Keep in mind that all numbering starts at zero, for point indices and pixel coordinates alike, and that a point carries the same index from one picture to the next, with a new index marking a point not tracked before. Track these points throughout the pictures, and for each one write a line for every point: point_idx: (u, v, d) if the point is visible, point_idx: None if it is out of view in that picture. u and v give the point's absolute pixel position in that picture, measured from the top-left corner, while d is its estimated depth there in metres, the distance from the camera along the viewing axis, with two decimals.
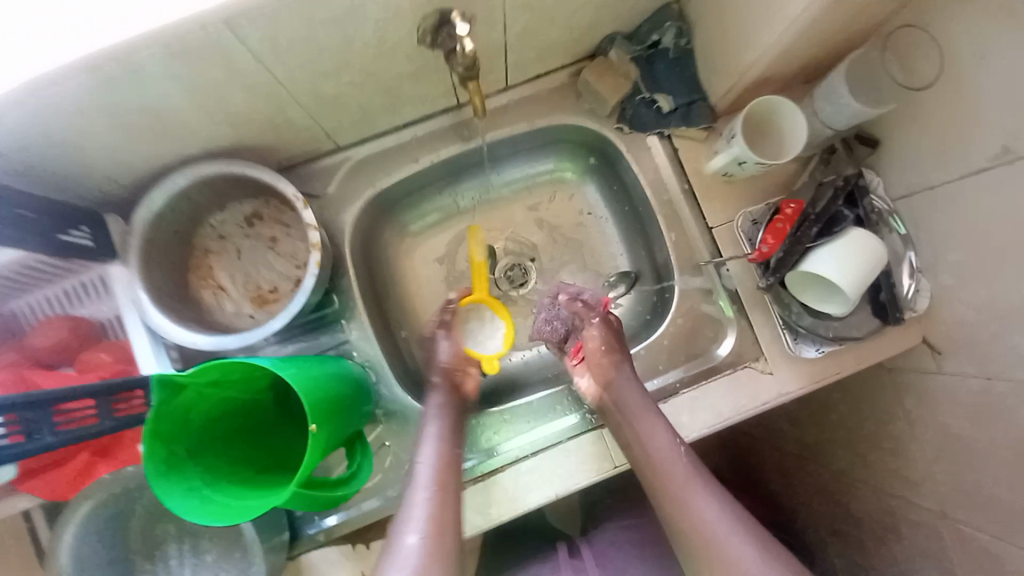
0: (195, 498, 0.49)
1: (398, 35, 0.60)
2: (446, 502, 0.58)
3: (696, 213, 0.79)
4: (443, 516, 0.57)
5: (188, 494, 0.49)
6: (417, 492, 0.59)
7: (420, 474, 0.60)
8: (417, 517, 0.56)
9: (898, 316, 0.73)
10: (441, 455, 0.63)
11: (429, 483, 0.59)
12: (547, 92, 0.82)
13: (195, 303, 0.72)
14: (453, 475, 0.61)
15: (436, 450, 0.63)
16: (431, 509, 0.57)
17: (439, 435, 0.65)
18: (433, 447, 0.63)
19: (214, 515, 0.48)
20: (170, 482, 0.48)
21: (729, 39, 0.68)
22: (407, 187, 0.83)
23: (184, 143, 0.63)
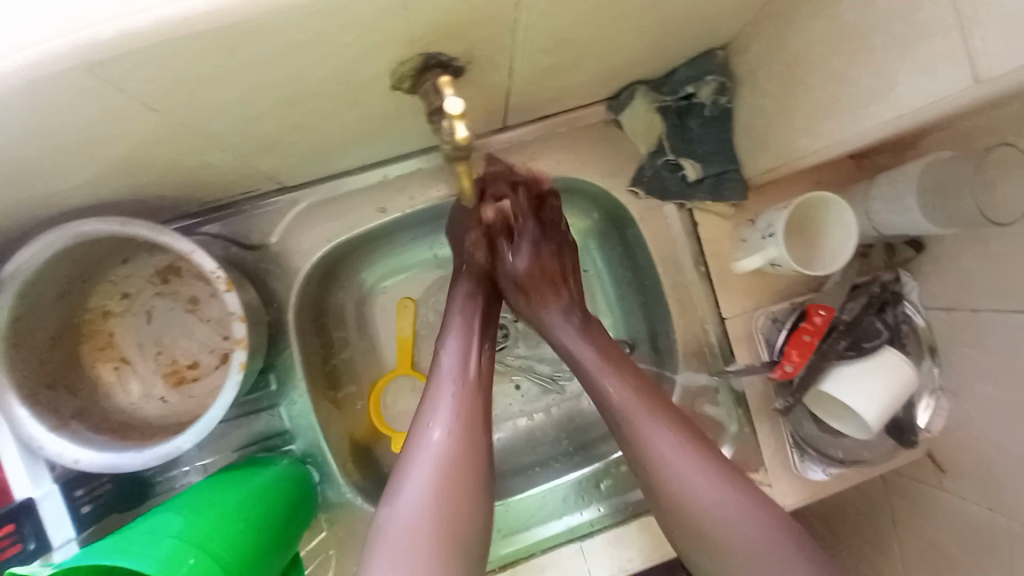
0: None
1: (365, 82, 0.43)
2: (470, 430, 0.52)
3: (711, 301, 0.69)
4: (470, 418, 0.53)
5: None
6: (441, 387, 0.54)
7: (445, 367, 0.55)
8: (442, 410, 0.53)
9: (912, 439, 0.66)
10: (464, 354, 0.57)
11: (452, 396, 0.53)
12: (552, 137, 0.67)
13: (87, 383, 0.56)
14: (483, 373, 0.57)
15: (460, 361, 0.56)
16: (460, 403, 0.53)
17: (462, 334, 0.58)
18: (457, 342, 0.57)
19: None
20: None
21: (787, 115, 0.55)
22: (371, 237, 0.68)
23: (59, 198, 0.46)
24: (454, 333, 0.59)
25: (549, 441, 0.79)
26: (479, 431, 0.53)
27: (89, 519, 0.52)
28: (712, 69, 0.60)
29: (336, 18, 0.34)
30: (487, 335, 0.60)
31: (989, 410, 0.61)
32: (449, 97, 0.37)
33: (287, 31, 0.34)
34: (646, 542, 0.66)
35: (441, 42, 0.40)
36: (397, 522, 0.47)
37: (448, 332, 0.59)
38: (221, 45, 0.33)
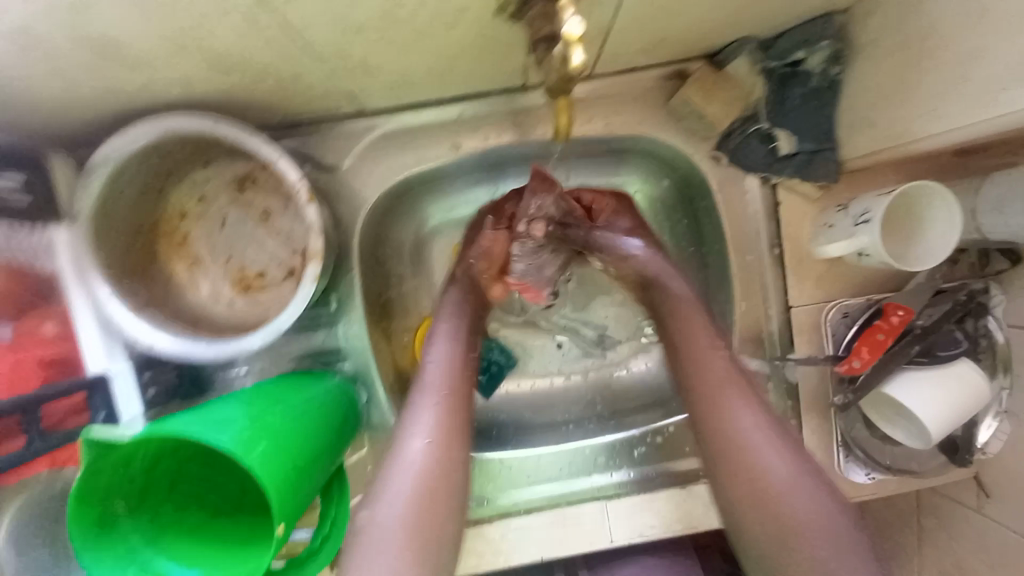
0: (130, 567, 0.43)
1: (470, 1, 0.42)
2: (450, 438, 0.52)
3: (778, 286, 0.66)
4: (451, 430, 0.53)
5: (122, 559, 0.43)
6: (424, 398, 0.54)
7: (428, 374, 0.56)
8: (422, 417, 0.53)
9: (967, 459, 0.63)
10: (449, 361, 0.57)
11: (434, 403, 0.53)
12: (638, 92, 0.64)
13: (163, 278, 0.59)
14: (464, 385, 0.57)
15: (444, 368, 0.56)
16: (440, 417, 0.53)
17: (449, 338, 0.59)
18: (446, 348, 0.58)
19: None
20: (98, 549, 0.41)
21: (908, 93, 0.50)
22: (439, 174, 0.67)
23: (156, 89, 0.46)
24: (441, 342, 0.59)
25: (583, 403, 0.79)
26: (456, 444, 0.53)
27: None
28: (828, 34, 0.55)
29: None
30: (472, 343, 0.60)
31: None
32: (568, 17, 0.37)
33: None
34: (668, 513, 0.68)
35: None
36: (375, 532, 0.47)
37: (434, 339, 0.59)
38: None
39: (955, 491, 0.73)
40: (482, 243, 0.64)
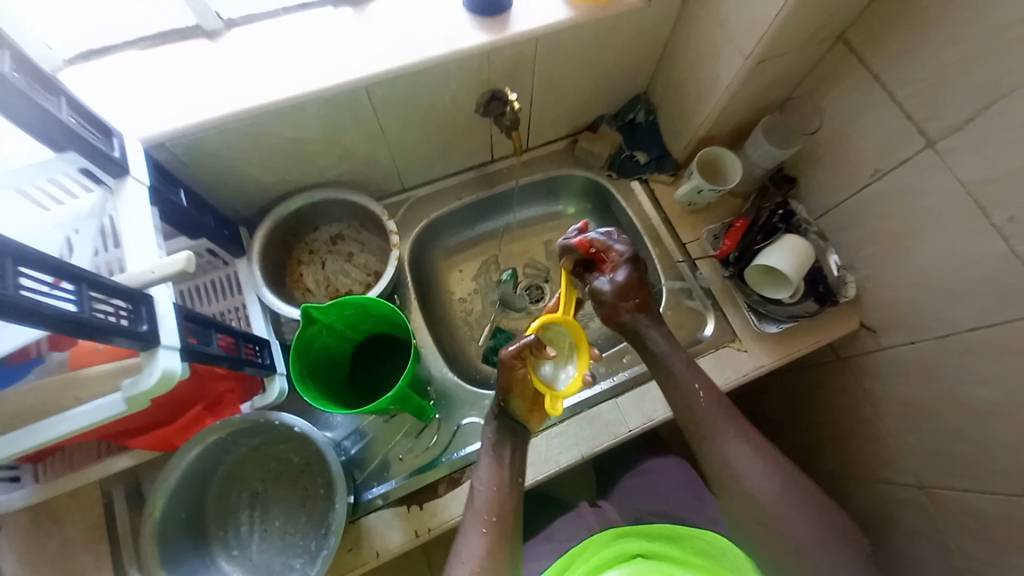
0: (323, 401, 0.66)
1: (463, 104, 0.89)
2: (493, 532, 0.68)
3: (672, 234, 1.05)
4: (492, 556, 0.65)
5: (318, 399, 0.66)
6: (475, 520, 0.69)
7: (477, 505, 0.70)
8: (473, 538, 0.67)
9: (834, 300, 0.94)
10: (492, 479, 0.72)
11: (479, 511, 0.70)
12: (556, 153, 1.12)
13: (290, 298, 0.91)
14: (507, 496, 0.71)
15: (488, 481, 0.72)
16: (485, 542, 0.66)
17: (492, 464, 0.74)
18: (491, 470, 0.73)
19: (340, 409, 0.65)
20: (306, 386, 0.65)
21: (682, 112, 1.00)
22: (450, 220, 1.08)
23: (305, 174, 0.88)
24: (485, 460, 0.75)
25: None
26: (500, 562, 0.65)
27: (215, 355, 0.62)
28: (640, 103, 1.08)
29: (460, 65, 0.80)
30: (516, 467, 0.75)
31: (875, 265, 0.92)
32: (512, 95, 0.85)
33: (442, 71, 0.79)
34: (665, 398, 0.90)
35: (502, 79, 0.87)
36: None
37: (481, 458, 0.76)
38: (415, 78, 0.78)
39: (861, 344, 1.01)
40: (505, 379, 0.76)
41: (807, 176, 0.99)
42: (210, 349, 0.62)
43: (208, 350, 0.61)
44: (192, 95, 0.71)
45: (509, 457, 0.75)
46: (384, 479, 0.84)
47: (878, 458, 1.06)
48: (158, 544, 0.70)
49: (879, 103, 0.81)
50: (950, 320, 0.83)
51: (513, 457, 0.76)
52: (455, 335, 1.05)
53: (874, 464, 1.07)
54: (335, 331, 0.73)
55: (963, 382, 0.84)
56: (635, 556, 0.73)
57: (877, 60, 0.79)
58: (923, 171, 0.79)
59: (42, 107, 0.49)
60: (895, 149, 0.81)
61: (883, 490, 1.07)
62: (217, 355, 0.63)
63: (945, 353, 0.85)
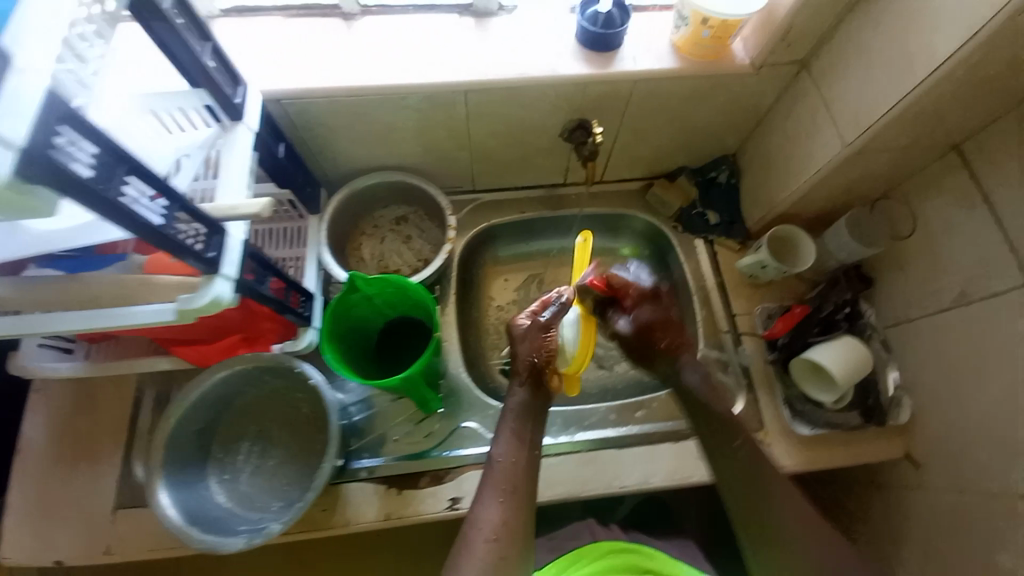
0: (342, 365, 0.70)
1: (550, 126, 0.92)
2: (508, 503, 0.68)
3: (724, 301, 1.01)
4: (510, 524, 0.66)
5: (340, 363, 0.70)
6: (491, 490, 0.70)
7: (493, 471, 0.71)
8: (489, 506, 0.67)
9: (880, 420, 0.89)
10: (510, 450, 0.72)
11: (495, 481, 0.70)
12: (628, 192, 1.12)
13: (345, 262, 0.98)
14: (524, 472, 0.71)
15: (506, 450, 0.72)
16: (503, 510, 0.67)
17: (511, 434, 0.74)
18: (508, 445, 0.73)
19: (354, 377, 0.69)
20: (331, 346, 0.69)
21: (766, 184, 0.97)
22: (509, 229, 1.11)
23: (390, 155, 0.94)
24: (504, 426, 0.75)
25: (598, 395, 1.05)
26: (517, 532, 0.66)
27: (264, 295, 0.67)
28: (725, 164, 1.06)
29: (557, 90, 0.83)
30: (535, 442, 0.74)
31: (937, 394, 0.85)
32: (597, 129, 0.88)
33: (538, 92, 0.83)
34: (670, 464, 0.87)
35: (593, 112, 0.89)
36: None
37: (500, 424, 0.76)
38: (512, 92, 0.82)
39: (900, 475, 0.93)
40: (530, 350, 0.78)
41: (885, 281, 0.93)
42: (261, 289, 0.67)
43: (258, 289, 0.66)
44: (315, 63, 0.79)
45: (529, 430, 0.75)
46: (377, 453, 0.89)
47: None
48: (167, 446, 0.78)
49: (982, 227, 0.76)
50: (1006, 479, 0.75)
51: (533, 431, 0.75)
52: (482, 339, 1.08)
53: None
54: (375, 304, 0.78)
55: (1006, 551, 0.75)
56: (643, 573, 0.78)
57: (992, 182, 0.74)
58: (1016, 311, 0.72)
59: (188, 43, 0.57)
60: (990, 279, 0.75)
61: None
62: (265, 296, 0.68)
63: (993, 513, 0.76)
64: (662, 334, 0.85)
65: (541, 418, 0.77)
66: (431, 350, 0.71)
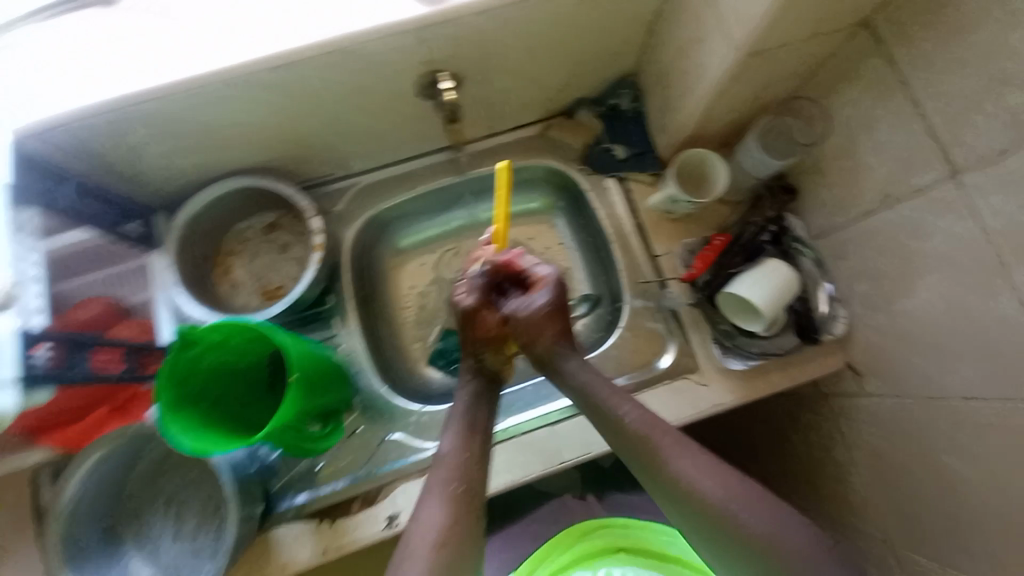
0: (191, 431, 0.61)
1: (400, 86, 0.77)
2: (459, 498, 0.61)
3: (645, 244, 0.92)
4: (457, 519, 0.59)
5: (185, 429, 0.61)
6: (438, 487, 0.62)
7: (440, 463, 0.64)
8: (435, 498, 0.60)
9: (815, 336, 0.82)
10: (457, 441, 0.66)
11: (444, 475, 0.63)
12: (525, 139, 0.98)
13: (214, 292, 0.86)
14: (476, 462, 0.65)
15: (452, 443, 0.66)
16: (449, 511, 0.59)
17: (461, 427, 0.68)
18: (454, 438, 0.67)
19: (205, 445, 0.60)
20: (172, 415, 0.60)
21: (670, 104, 0.84)
22: (402, 210, 0.98)
23: (226, 160, 0.80)
24: (452, 422, 0.70)
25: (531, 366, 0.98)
26: (466, 526, 0.59)
27: (82, 377, 0.66)
28: (625, 86, 0.93)
29: (389, 47, 0.68)
30: (483, 431, 0.69)
31: (870, 304, 0.79)
32: (445, 83, 0.76)
33: (367, 52, 0.67)
34: None
35: (443, 61, 0.74)
36: None
37: (448, 419, 0.70)
38: (332, 61, 0.67)
39: (845, 386, 0.89)
40: (483, 323, 0.76)
41: (809, 189, 0.84)
42: (74, 372, 0.65)
43: (72, 374, 0.64)
44: (83, 74, 0.64)
45: (480, 420, 0.70)
46: (299, 490, 0.81)
47: (846, 508, 0.97)
48: (62, 536, 0.71)
49: (900, 115, 0.66)
50: (944, 384, 0.71)
51: (483, 424, 0.70)
52: (398, 336, 0.99)
53: (840, 512, 0.98)
54: (230, 348, 0.68)
55: (950, 452, 0.73)
56: (619, 551, 0.73)
57: (908, 61, 0.63)
58: (942, 207, 0.64)
59: None
60: (914, 174, 0.66)
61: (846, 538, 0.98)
62: (85, 377, 0.66)
63: (934, 418, 0.73)
64: (521, 337, 0.75)
65: (492, 407, 0.73)
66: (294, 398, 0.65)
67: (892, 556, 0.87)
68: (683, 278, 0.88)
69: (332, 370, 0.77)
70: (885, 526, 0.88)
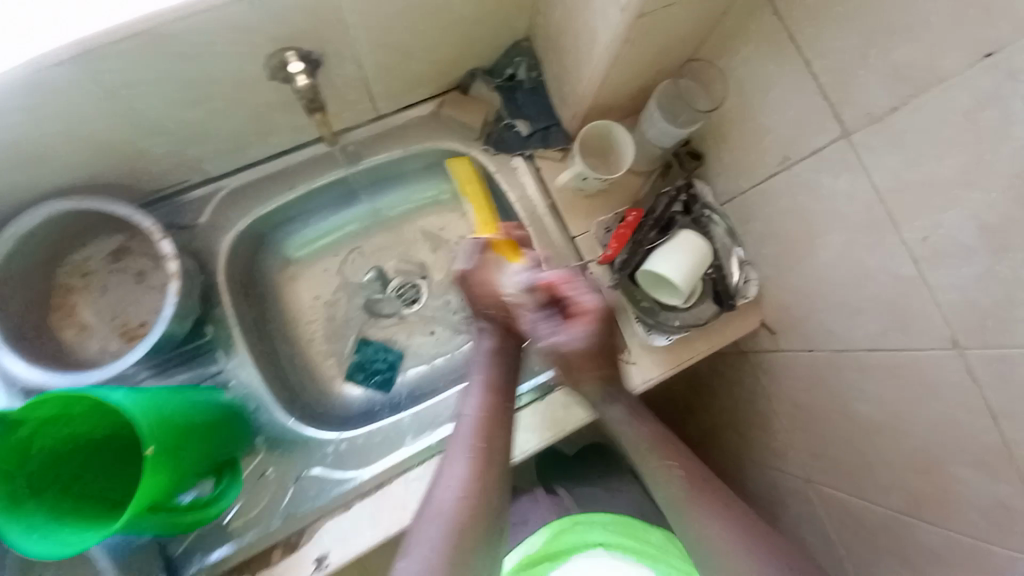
0: (35, 532, 0.52)
1: (246, 71, 0.64)
2: (464, 534, 0.53)
3: (561, 226, 0.87)
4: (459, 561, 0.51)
5: (28, 529, 0.52)
6: (431, 528, 0.54)
7: (437, 503, 0.56)
8: (426, 540, 0.52)
9: (731, 302, 0.82)
10: (461, 476, 0.58)
11: (443, 512, 0.55)
12: (418, 121, 0.88)
13: (56, 344, 0.71)
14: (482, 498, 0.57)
15: (457, 476, 0.58)
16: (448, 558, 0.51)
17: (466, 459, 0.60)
18: (463, 468, 0.59)
19: (54, 546, 0.51)
20: (7, 516, 0.51)
21: (566, 72, 0.78)
22: (287, 214, 0.86)
23: (32, 180, 0.64)
24: (457, 450, 0.62)
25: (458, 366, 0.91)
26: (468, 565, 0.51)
27: None
28: (519, 54, 0.86)
29: (216, 26, 0.56)
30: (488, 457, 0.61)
31: (778, 265, 0.80)
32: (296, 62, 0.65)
33: (187, 32, 0.55)
34: (539, 424, 0.79)
35: (293, 39, 0.63)
36: None
37: (451, 447, 0.63)
38: (143, 46, 0.54)
39: (762, 342, 0.91)
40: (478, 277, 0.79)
41: (715, 152, 0.82)
42: None
43: None
44: None
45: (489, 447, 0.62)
46: (212, 546, 0.72)
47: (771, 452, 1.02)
48: None
49: (791, 73, 0.64)
50: (847, 336, 0.73)
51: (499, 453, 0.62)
52: (305, 355, 0.89)
53: (767, 455, 1.04)
54: (75, 419, 0.57)
55: (856, 398, 0.76)
56: None
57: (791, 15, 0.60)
58: (835, 166, 0.63)
59: None
60: (808, 134, 0.65)
61: (774, 479, 1.04)
62: None
63: (841, 368, 0.77)
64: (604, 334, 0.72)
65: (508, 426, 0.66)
66: (154, 469, 0.55)
67: (814, 492, 0.93)
68: (600, 261, 0.84)
69: (219, 419, 0.66)
70: (805, 465, 0.94)
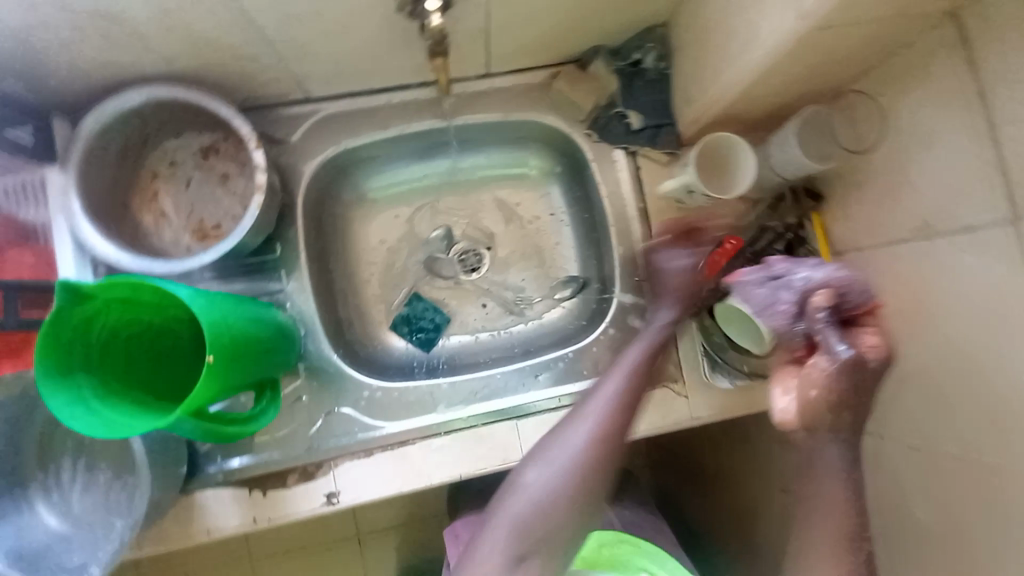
0: (81, 407, 0.52)
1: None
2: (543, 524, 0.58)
3: (647, 234, 0.81)
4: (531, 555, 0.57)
5: (74, 402, 0.52)
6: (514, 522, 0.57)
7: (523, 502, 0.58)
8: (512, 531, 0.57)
9: None
10: (552, 478, 0.59)
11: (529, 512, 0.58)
12: (526, 87, 0.83)
13: (133, 224, 0.72)
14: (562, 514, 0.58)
15: (545, 479, 0.59)
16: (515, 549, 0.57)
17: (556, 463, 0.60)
18: (549, 473, 0.59)
19: (97, 426, 0.52)
20: (56, 386, 0.51)
21: (703, 73, 0.70)
22: (373, 151, 0.84)
23: (144, 61, 0.64)
24: (551, 450, 0.61)
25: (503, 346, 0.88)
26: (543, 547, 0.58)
27: None
28: (650, 40, 0.78)
29: None
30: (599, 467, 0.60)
31: None
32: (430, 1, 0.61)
33: None
34: None
35: None
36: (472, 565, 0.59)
37: (546, 445, 0.62)
38: None
39: None
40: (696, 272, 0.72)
41: (839, 197, 0.74)
42: None
43: None
44: None
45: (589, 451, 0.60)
46: (232, 455, 0.73)
47: None
48: None
49: (969, 136, 0.55)
50: None
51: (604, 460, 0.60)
52: (356, 294, 0.88)
53: None
54: (138, 304, 0.58)
55: (914, 501, 0.69)
56: None
57: (995, 71, 0.51)
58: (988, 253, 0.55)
59: None
60: (964, 210, 0.57)
61: None
62: None
63: (909, 466, 0.69)
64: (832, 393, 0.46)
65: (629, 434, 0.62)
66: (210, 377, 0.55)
67: None
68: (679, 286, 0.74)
69: (269, 340, 0.66)
70: None
